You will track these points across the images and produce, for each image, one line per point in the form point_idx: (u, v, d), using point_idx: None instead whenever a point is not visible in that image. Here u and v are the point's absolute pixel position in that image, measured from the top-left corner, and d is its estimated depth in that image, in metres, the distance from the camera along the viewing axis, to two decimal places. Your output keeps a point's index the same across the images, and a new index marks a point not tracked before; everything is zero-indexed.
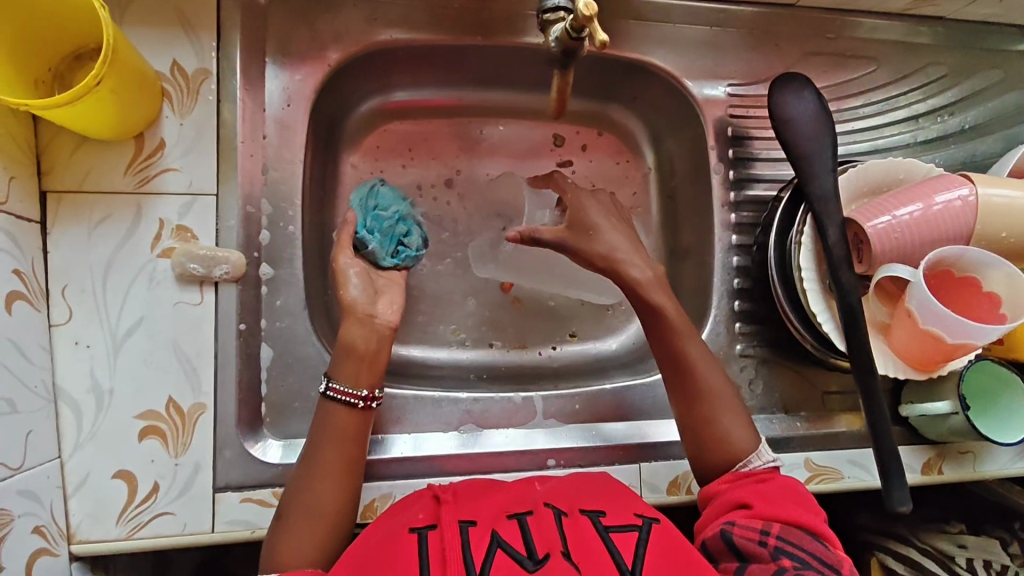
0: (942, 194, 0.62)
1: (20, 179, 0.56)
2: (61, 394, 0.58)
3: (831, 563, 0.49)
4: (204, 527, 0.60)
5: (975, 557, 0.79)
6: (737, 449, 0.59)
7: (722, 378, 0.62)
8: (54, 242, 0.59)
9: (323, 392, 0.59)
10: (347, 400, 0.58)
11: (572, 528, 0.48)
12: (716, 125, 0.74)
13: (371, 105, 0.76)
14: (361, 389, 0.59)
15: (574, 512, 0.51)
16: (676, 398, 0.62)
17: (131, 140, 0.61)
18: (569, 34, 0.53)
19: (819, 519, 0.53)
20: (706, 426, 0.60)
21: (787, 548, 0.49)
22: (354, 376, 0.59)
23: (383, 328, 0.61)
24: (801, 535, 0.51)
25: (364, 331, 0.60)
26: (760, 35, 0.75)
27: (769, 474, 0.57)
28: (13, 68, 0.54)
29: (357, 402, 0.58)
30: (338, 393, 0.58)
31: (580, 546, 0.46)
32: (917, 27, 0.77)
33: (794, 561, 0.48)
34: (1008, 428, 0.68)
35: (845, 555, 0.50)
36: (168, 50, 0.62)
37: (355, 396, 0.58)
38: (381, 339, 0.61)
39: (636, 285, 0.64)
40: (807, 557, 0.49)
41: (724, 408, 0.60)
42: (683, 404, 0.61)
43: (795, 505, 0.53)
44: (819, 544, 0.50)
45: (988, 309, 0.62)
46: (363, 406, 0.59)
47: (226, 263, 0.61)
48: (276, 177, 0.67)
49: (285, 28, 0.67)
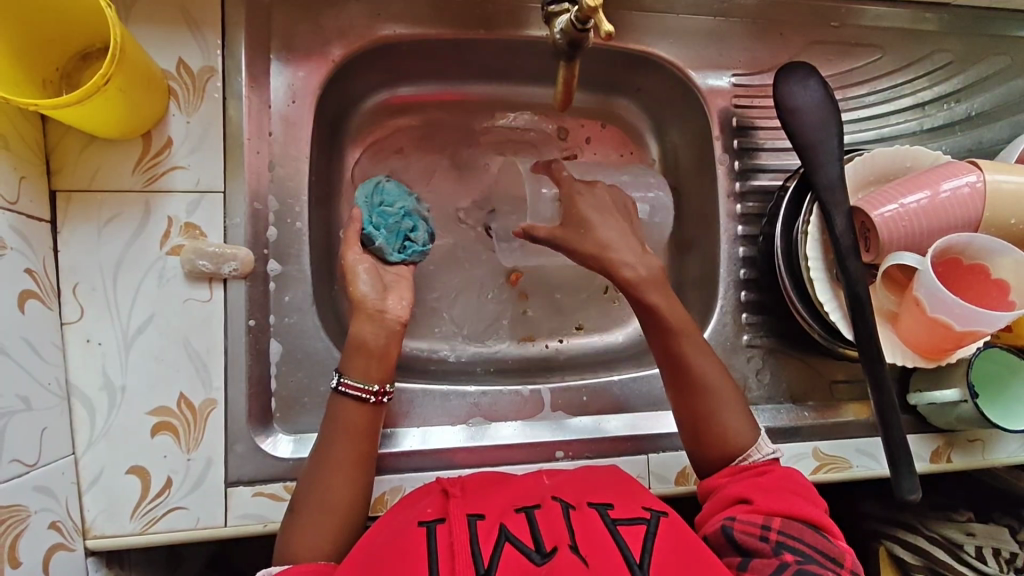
0: (950, 181, 0.62)
1: (30, 179, 0.56)
2: (74, 391, 0.59)
3: (834, 555, 0.49)
4: (217, 521, 0.60)
5: (984, 545, 0.80)
6: (738, 445, 0.59)
7: (720, 373, 0.62)
8: (65, 241, 0.59)
9: (335, 387, 0.59)
10: (358, 395, 0.58)
11: (580, 520, 0.48)
12: (721, 115, 0.74)
13: (376, 100, 0.77)
14: (372, 385, 0.59)
15: (581, 505, 0.51)
16: (675, 395, 0.62)
17: (138, 139, 0.61)
18: (574, 25, 0.52)
19: (821, 510, 0.53)
20: (705, 424, 0.60)
21: (789, 543, 0.49)
22: (364, 370, 0.59)
23: (389, 320, 0.61)
24: (801, 528, 0.51)
25: (374, 328, 0.61)
26: (765, 24, 0.75)
27: (767, 466, 0.58)
28: (19, 68, 0.55)
29: (369, 398, 0.59)
30: (349, 388, 0.58)
31: (587, 538, 0.47)
32: (922, 14, 0.77)
33: (798, 554, 0.48)
34: (1015, 416, 0.68)
35: (846, 548, 0.51)
36: (174, 48, 0.62)
37: (366, 392, 0.58)
38: (391, 335, 0.61)
39: (640, 282, 0.63)
40: (810, 550, 0.49)
41: (723, 403, 0.60)
42: (681, 396, 0.62)
43: (795, 498, 0.53)
44: (821, 536, 0.51)
45: (997, 297, 0.62)
46: (374, 401, 0.59)
47: (234, 260, 0.62)
48: (283, 174, 0.67)
49: (290, 25, 0.67)
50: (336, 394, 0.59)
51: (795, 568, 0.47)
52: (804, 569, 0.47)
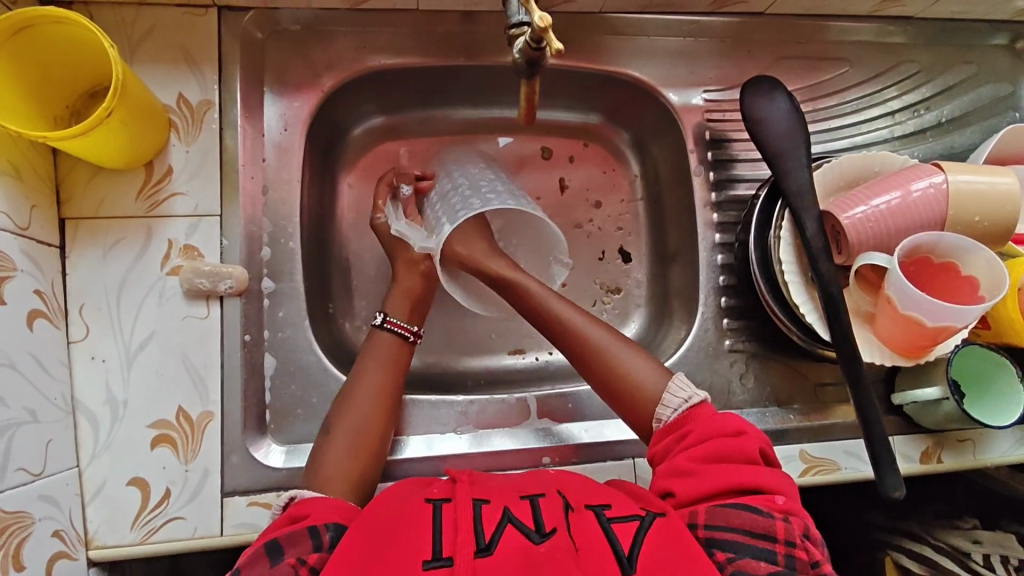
0: (916, 183, 0.64)
1: (41, 208, 0.61)
2: (79, 407, 0.62)
3: (764, 530, 0.49)
4: (214, 530, 0.62)
5: (991, 553, 0.79)
6: (647, 402, 0.61)
7: (601, 332, 0.65)
8: (73, 264, 0.63)
9: (380, 324, 0.69)
10: (400, 332, 0.69)
11: (578, 517, 0.49)
12: (694, 129, 0.77)
13: (366, 127, 0.81)
14: (411, 325, 0.70)
15: (580, 506, 0.51)
16: (570, 361, 0.66)
17: (141, 168, 0.66)
18: (530, 46, 0.55)
19: (742, 469, 0.53)
20: (611, 384, 0.63)
21: (716, 532, 0.49)
22: (409, 313, 0.71)
23: (430, 275, 0.74)
24: (723, 508, 0.51)
25: (410, 276, 0.73)
26: (733, 43, 0.78)
27: (682, 418, 0.59)
28: (31, 106, 0.59)
29: (408, 335, 0.69)
30: (393, 325, 0.69)
31: (584, 528, 0.48)
32: (887, 28, 0.80)
33: (726, 544, 0.49)
34: (1010, 401, 0.68)
35: (775, 509, 0.50)
36: (174, 84, 0.67)
37: (407, 330, 0.69)
38: (425, 283, 0.73)
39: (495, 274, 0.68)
40: (735, 532, 0.49)
41: (609, 353, 0.63)
42: (577, 359, 0.65)
43: (713, 470, 0.53)
44: (748, 510, 0.50)
45: (969, 292, 0.63)
46: (412, 340, 0.70)
47: (230, 278, 0.65)
48: (276, 198, 0.71)
49: (282, 60, 0.71)
50: (378, 329, 0.69)
51: (729, 566, 0.47)
52: (737, 567, 0.47)
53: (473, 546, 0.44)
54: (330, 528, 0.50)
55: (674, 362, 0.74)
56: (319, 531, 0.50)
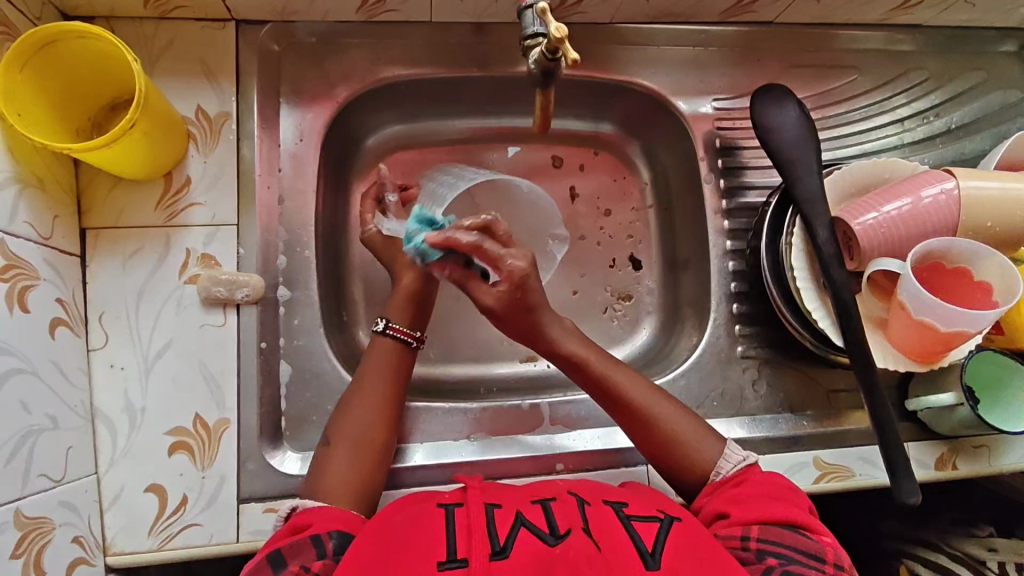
0: (927, 189, 0.64)
1: (63, 218, 0.62)
2: (98, 413, 0.63)
3: (816, 553, 0.50)
4: (229, 537, 0.63)
5: (1007, 561, 0.78)
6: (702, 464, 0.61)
7: (646, 388, 0.64)
8: (93, 273, 0.64)
9: (382, 330, 0.68)
10: (404, 338, 0.68)
11: (595, 514, 0.49)
12: (705, 137, 0.78)
13: (380, 137, 0.82)
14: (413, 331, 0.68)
15: (597, 502, 0.52)
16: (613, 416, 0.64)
17: (160, 178, 0.67)
18: (546, 56, 0.55)
19: (803, 511, 0.54)
20: (659, 444, 0.62)
21: (770, 548, 0.50)
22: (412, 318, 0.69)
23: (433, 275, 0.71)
24: (779, 531, 0.52)
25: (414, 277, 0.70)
26: (743, 52, 0.79)
27: (743, 475, 0.59)
28: (55, 118, 0.61)
29: (411, 342, 0.68)
30: (397, 331, 0.67)
31: (601, 525, 0.48)
32: (896, 36, 0.80)
33: (780, 557, 0.50)
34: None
35: (828, 542, 0.52)
36: (193, 97, 0.68)
37: (411, 336, 0.68)
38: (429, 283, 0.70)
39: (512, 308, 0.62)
40: (790, 551, 0.50)
41: (659, 413, 0.62)
42: (623, 415, 0.63)
43: (773, 502, 0.54)
44: (801, 535, 0.52)
45: (981, 298, 0.63)
46: (414, 346, 0.68)
47: (247, 286, 0.66)
48: (292, 207, 0.72)
49: (298, 72, 0.72)
50: (380, 336, 0.67)
51: (780, 570, 0.48)
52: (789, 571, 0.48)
53: (488, 549, 0.44)
54: (333, 536, 0.51)
55: (687, 368, 0.74)
56: (323, 539, 0.50)
